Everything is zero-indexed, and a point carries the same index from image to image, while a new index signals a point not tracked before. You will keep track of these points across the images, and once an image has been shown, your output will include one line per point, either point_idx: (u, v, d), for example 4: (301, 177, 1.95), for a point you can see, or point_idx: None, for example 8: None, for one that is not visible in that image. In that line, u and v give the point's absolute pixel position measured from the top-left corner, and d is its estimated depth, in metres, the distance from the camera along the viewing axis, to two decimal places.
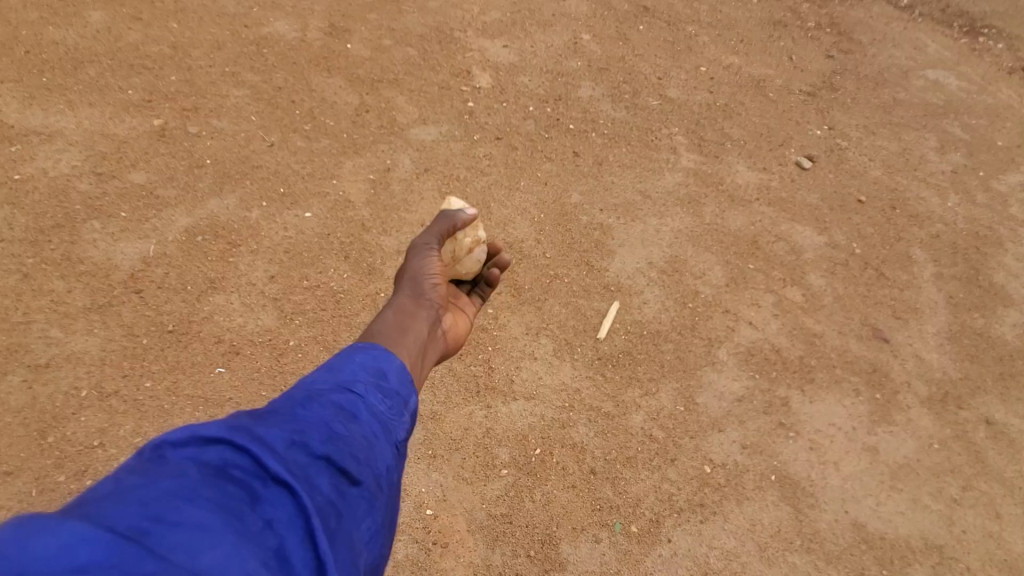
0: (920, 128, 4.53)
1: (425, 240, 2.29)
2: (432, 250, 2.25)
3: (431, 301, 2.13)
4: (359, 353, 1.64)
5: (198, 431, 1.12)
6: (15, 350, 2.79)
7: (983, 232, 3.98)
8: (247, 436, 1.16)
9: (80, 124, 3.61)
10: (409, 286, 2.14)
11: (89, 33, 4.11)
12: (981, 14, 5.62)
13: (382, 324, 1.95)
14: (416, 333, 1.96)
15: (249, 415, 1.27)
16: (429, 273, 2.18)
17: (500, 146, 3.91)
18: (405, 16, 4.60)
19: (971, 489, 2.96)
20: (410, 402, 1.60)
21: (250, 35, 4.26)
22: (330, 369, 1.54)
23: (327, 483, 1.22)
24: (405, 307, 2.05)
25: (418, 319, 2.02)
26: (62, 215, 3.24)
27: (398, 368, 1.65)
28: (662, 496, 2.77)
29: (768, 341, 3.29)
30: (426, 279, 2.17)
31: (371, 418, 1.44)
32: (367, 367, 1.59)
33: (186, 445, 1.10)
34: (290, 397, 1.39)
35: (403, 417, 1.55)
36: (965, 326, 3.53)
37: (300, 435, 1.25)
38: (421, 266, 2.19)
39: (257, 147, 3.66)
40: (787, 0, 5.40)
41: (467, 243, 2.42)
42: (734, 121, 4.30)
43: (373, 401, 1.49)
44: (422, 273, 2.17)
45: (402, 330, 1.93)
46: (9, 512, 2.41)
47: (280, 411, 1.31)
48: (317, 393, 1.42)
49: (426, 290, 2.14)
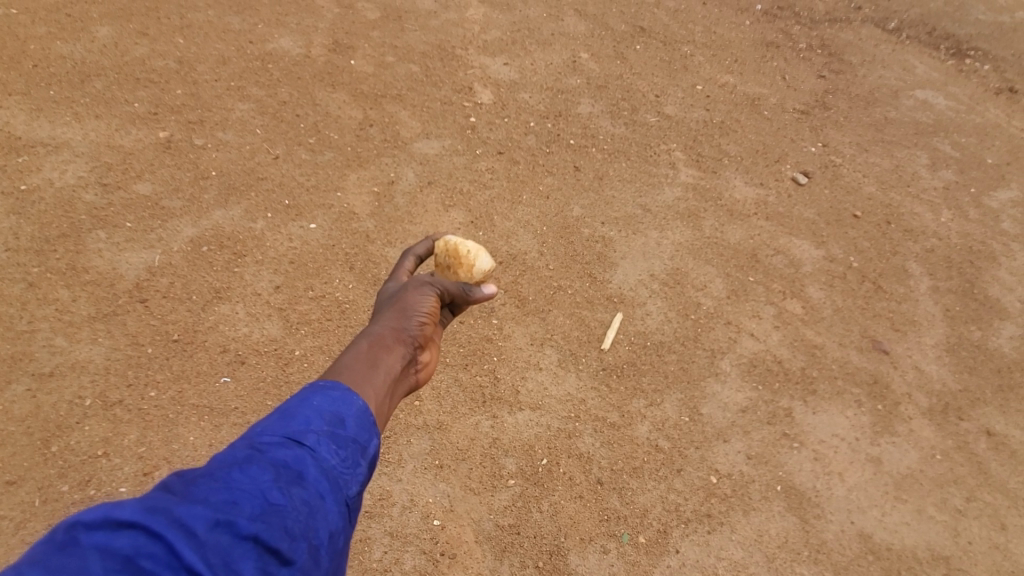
0: (911, 145, 4.64)
1: (425, 278, 2.01)
2: (429, 288, 1.96)
3: (414, 336, 1.82)
4: (317, 395, 1.37)
5: (111, 512, 0.93)
6: (18, 359, 2.77)
7: (977, 246, 4.06)
8: (161, 521, 0.94)
9: (86, 136, 3.63)
10: (393, 315, 1.84)
11: (95, 47, 4.15)
12: (966, 37, 5.79)
13: (352, 357, 1.66)
14: (387, 372, 1.66)
15: (175, 480, 1.06)
16: (419, 310, 1.87)
17: (502, 160, 3.97)
18: (407, 34, 4.68)
19: (974, 499, 2.98)
20: (369, 448, 1.34)
21: (254, 51, 4.32)
22: (281, 416, 1.28)
23: (252, 568, 1.00)
24: (383, 340, 1.75)
25: (394, 356, 1.72)
26: (68, 225, 3.24)
27: (359, 412, 1.39)
28: (670, 506, 2.76)
29: (770, 352, 3.32)
30: (414, 314, 1.86)
31: (320, 477, 1.19)
32: (322, 414, 1.32)
33: (98, 529, 0.91)
34: (229, 453, 1.15)
35: (359, 469, 1.29)
36: (962, 339, 3.58)
37: (227, 508, 1.02)
38: (412, 301, 1.90)
39: (262, 159, 3.69)
40: (779, 22, 5.55)
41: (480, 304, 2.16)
42: (731, 137, 4.39)
43: (325, 454, 1.24)
44: (412, 308, 1.87)
45: (371, 367, 1.63)
46: (9, 523, 2.36)
47: (210, 475, 1.07)
48: (259, 449, 1.18)
49: (411, 325, 1.83)
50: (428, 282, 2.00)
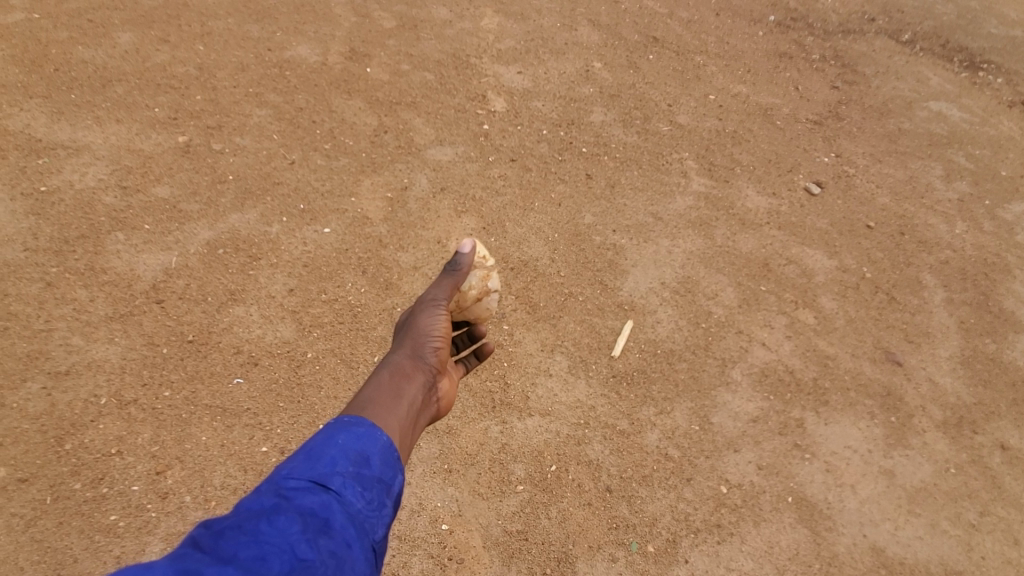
0: (926, 157, 4.61)
1: (432, 296, 1.99)
2: (439, 307, 1.95)
3: (431, 363, 1.85)
4: (342, 433, 1.40)
5: None
6: (36, 357, 2.82)
7: (991, 259, 4.02)
8: None
9: (107, 140, 3.71)
10: (409, 343, 1.87)
11: (118, 53, 4.25)
12: (980, 49, 5.77)
13: (374, 390, 1.69)
14: (410, 402, 1.69)
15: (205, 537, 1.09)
16: (432, 333, 1.88)
17: (515, 167, 4.00)
18: (422, 43, 4.74)
19: (988, 514, 2.93)
20: (394, 486, 1.37)
21: (273, 59, 4.39)
22: (307, 456, 1.30)
23: None
24: (402, 369, 1.78)
25: (414, 385, 1.75)
26: (87, 226, 3.30)
27: (383, 449, 1.42)
28: (679, 516, 2.74)
29: (782, 362, 3.30)
30: (428, 339, 1.87)
31: (346, 525, 1.22)
32: (347, 454, 1.34)
33: None
34: (256, 501, 1.18)
35: (385, 509, 1.32)
36: (977, 351, 3.54)
37: (255, 567, 1.06)
38: (425, 325, 1.90)
39: (278, 164, 3.75)
40: (792, 33, 5.56)
41: (474, 291, 2.19)
42: (743, 147, 4.39)
43: (351, 498, 1.27)
44: (425, 333, 1.88)
45: (394, 399, 1.66)
46: (22, 520, 2.40)
47: (239, 527, 1.11)
48: (286, 496, 1.20)
49: (427, 352, 1.85)
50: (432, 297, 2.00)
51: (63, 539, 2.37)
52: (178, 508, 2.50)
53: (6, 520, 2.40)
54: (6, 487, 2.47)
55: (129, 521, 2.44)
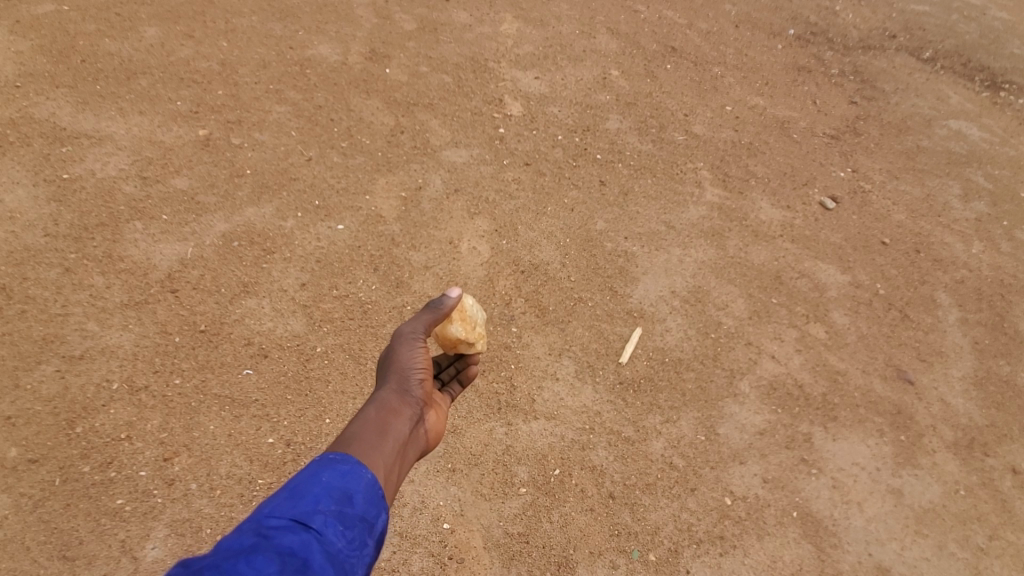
0: (943, 175, 4.57)
1: (411, 329, 1.97)
2: (419, 340, 1.94)
3: (416, 396, 1.83)
4: (326, 471, 1.39)
5: None
6: (51, 340, 2.86)
7: (1008, 280, 3.96)
8: None
9: (129, 131, 3.78)
10: (393, 378, 1.84)
11: (143, 47, 4.32)
12: (1002, 69, 5.72)
13: (360, 426, 1.65)
14: (397, 437, 1.66)
15: None
16: (414, 365, 1.87)
17: (529, 171, 4.01)
18: (442, 45, 4.78)
19: (998, 538, 2.88)
20: (376, 526, 1.36)
21: (295, 57, 4.45)
22: (290, 494, 1.29)
23: None
24: (388, 404, 1.75)
25: (402, 420, 1.73)
26: (107, 215, 3.36)
27: (367, 487, 1.41)
28: (682, 525, 2.72)
29: (791, 375, 3.27)
30: (412, 372, 1.86)
31: (326, 565, 1.19)
32: (331, 492, 1.33)
33: None
34: (236, 540, 1.14)
35: (366, 549, 1.30)
36: (991, 373, 3.49)
37: None
38: (406, 359, 1.88)
39: (295, 161, 3.79)
40: (811, 47, 5.54)
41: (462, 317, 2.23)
42: (759, 159, 4.37)
43: (332, 536, 1.25)
44: (408, 366, 1.86)
45: (380, 434, 1.63)
46: (30, 500, 2.43)
47: (217, 566, 1.07)
48: (266, 535, 1.17)
49: (412, 384, 1.84)
50: (415, 332, 1.97)
51: (69, 521, 2.40)
52: (184, 495, 2.52)
53: (15, 500, 2.43)
54: (16, 467, 2.51)
55: (135, 506, 2.47)
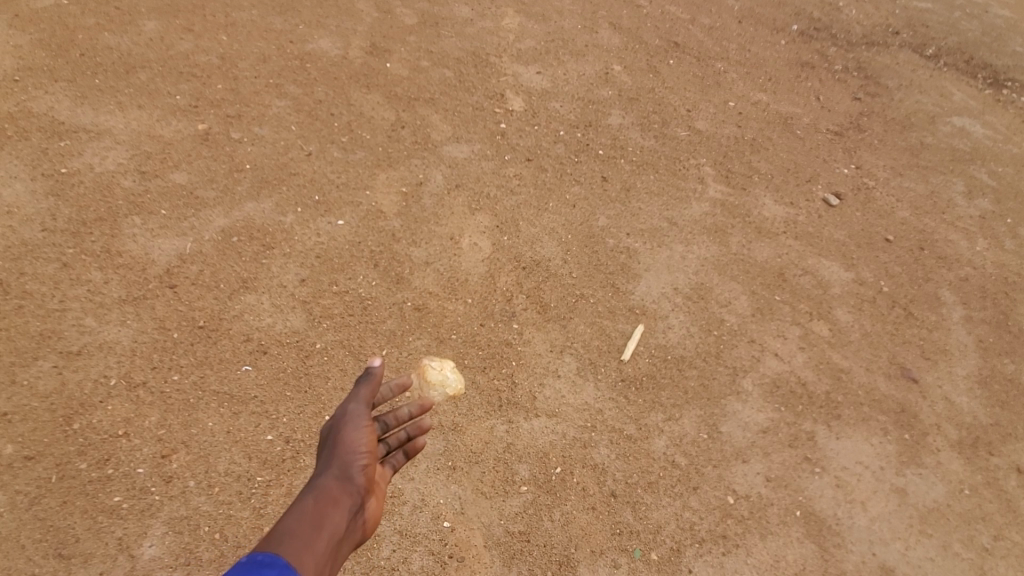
0: (948, 172, 4.54)
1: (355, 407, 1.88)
2: (364, 420, 1.85)
3: (358, 483, 1.72)
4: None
5: None
6: (49, 336, 2.84)
7: (1013, 278, 3.93)
8: None
9: (128, 125, 3.74)
10: (335, 462, 1.73)
11: (142, 40, 4.29)
12: (1006, 66, 5.68)
13: (294, 520, 1.52)
14: (333, 534, 1.54)
15: None
16: (359, 449, 1.77)
17: (530, 167, 3.98)
18: (443, 40, 4.74)
19: (1003, 538, 2.86)
20: None
21: (295, 51, 4.41)
22: None
23: None
24: (327, 493, 1.63)
25: (340, 512, 1.61)
26: (105, 209, 3.33)
27: None
28: (684, 524, 2.70)
29: (794, 373, 3.25)
30: (355, 457, 1.75)
31: None
32: None
33: None
34: None
35: None
36: (995, 371, 3.46)
37: None
38: (351, 440, 1.78)
39: (295, 155, 3.76)
40: (815, 43, 5.50)
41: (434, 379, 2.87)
42: (762, 155, 4.34)
43: None
44: (352, 450, 1.76)
45: (315, 530, 1.51)
46: (27, 497, 2.41)
47: None
48: None
49: (354, 471, 1.73)
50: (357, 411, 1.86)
51: (66, 519, 2.38)
52: (182, 493, 2.50)
53: (11, 497, 2.41)
54: (12, 464, 2.48)
55: (133, 503, 2.45)
